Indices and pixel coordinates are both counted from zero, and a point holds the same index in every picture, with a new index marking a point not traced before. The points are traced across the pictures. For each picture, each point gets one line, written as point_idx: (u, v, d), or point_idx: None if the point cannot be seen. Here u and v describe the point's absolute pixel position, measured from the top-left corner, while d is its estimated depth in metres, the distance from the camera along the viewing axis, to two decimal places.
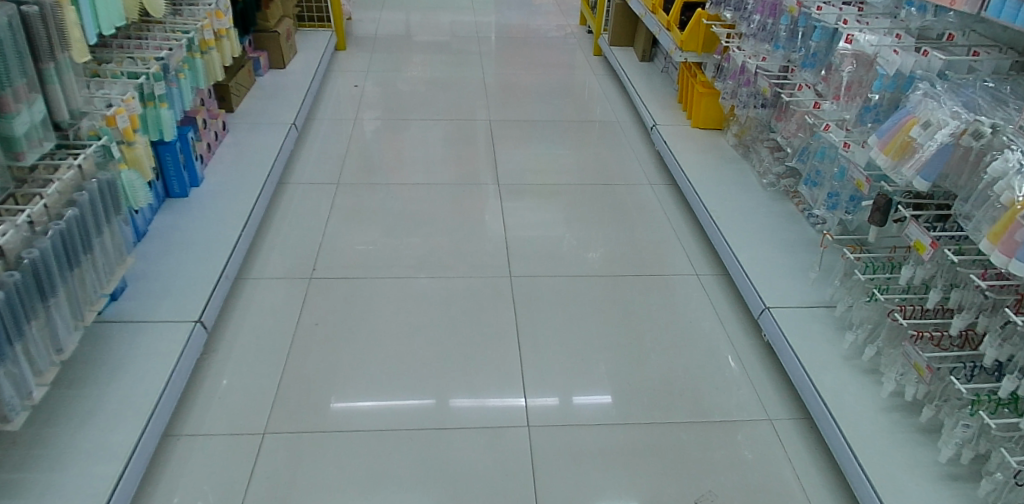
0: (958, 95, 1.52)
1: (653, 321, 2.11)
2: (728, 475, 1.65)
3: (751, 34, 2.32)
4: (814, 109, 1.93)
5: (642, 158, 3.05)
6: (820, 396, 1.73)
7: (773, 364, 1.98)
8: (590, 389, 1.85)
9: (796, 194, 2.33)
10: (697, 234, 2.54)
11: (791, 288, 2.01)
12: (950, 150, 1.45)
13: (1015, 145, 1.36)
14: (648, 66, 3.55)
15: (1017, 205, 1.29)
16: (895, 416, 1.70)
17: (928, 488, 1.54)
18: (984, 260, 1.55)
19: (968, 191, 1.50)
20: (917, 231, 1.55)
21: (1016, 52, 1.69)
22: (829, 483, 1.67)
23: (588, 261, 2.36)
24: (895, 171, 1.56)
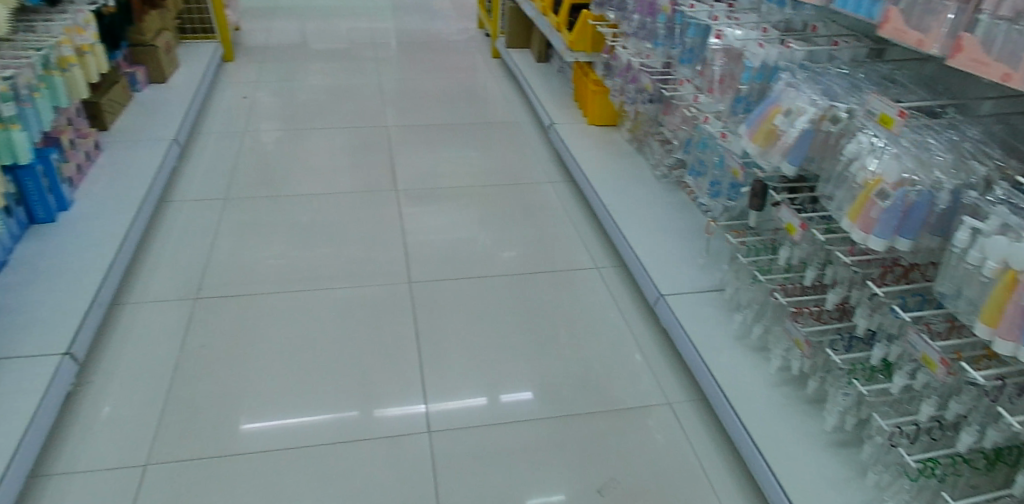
0: (817, 83, 1.61)
1: (552, 316, 2.14)
2: (630, 461, 1.70)
3: (633, 32, 2.39)
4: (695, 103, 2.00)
5: (542, 156, 3.09)
6: (714, 376, 1.81)
7: (670, 349, 2.05)
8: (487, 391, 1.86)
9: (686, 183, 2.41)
10: (597, 228, 2.59)
11: (683, 275, 2.08)
12: (811, 135, 1.54)
13: (869, 129, 1.47)
14: (545, 67, 3.60)
15: (871, 184, 1.40)
16: (783, 389, 1.79)
17: (816, 457, 1.63)
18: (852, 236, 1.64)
19: (830, 173, 1.62)
20: (788, 214, 1.65)
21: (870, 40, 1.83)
22: (726, 459, 1.75)
23: (500, 261, 2.39)
24: (763, 157, 1.64)
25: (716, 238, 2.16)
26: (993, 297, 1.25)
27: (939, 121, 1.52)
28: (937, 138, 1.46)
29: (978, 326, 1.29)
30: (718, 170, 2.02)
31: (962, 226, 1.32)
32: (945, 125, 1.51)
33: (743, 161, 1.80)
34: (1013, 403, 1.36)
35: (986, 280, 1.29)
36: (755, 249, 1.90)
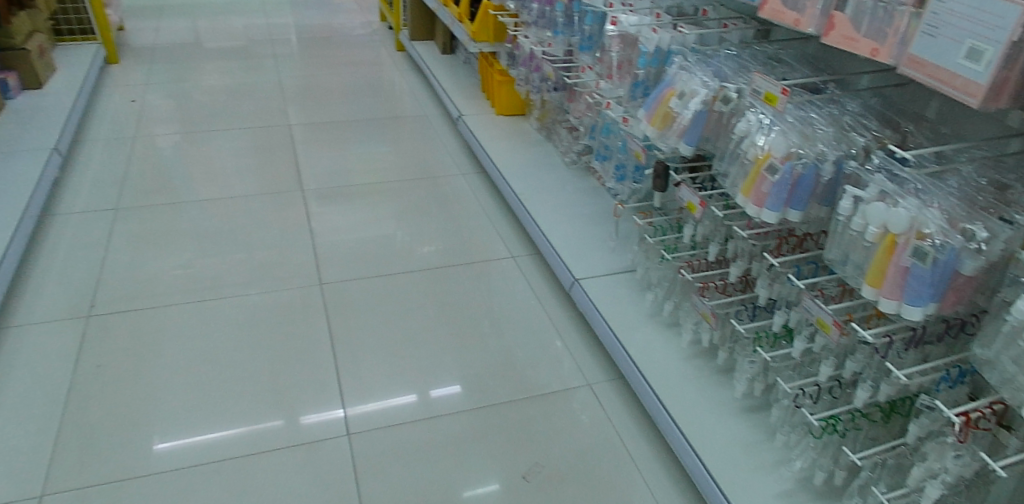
0: (707, 65, 1.68)
1: (468, 308, 2.16)
2: (553, 445, 1.75)
3: (533, 22, 2.40)
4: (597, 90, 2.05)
5: (452, 148, 3.09)
6: (630, 355, 1.86)
7: (587, 332, 2.10)
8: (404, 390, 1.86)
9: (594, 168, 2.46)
10: (510, 217, 2.62)
11: (595, 258, 2.13)
12: (705, 116, 1.61)
13: (757, 107, 1.53)
14: (450, 58, 3.59)
15: (761, 160, 1.47)
16: (696, 361, 1.86)
17: (729, 423, 1.72)
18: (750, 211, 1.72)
19: (723, 151, 1.67)
20: (689, 193, 1.71)
21: (756, 21, 1.92)
22: (645, 434, 1.82)
23: (413, 256, 2.38)
24: (662, 140, 1.70)
25: (625, 220, 2.22)
26: (876, 259, 1.34)
27: (821, 96, 1.61)
28: (819, 112, 1.54)
29: (865, 288, 1.37)
30: (622, 154, 2.06)
31: (844, 195, 1.40)
32: (826, 100, 1.59)
33: (644, 144, 1.84)
34: (900, 353, 1.47)
35: (869, 244, 1.37)
36: (662, 229, 1.96)
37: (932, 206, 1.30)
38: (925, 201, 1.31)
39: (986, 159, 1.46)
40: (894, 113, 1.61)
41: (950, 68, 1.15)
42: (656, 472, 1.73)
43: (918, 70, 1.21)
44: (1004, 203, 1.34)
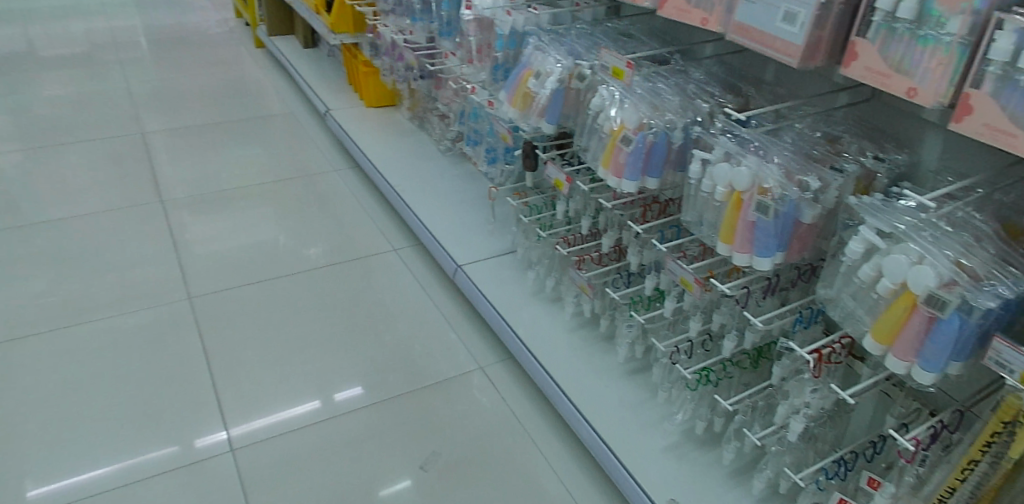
0: (561, 44, 1.71)
1: (353, 307, 2.18)
2: (450, 431, 1.80)
3: (391, 10, 2.41)
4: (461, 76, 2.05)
5: (323, 146, 3.05)
6: (517, 334, 1.91)
7: (474, 316, 2.16)
8: (294, 400, 1.84)
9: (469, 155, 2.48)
10: (388, 212, 2.64)
11: (475, 243, 2.16)
12: (562, 93, 1.65)
13: (609, 82, 1.59)
14: (313, 52, 3.53)
15: (616, 132, 1.53)
16: (580, 332, 1.94)
17: (615, 388, 1.81)
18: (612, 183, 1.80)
19: (582, 127, 1.71)
20: (554, 171, 1.77)
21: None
22: (539, 409, 1.90)
23: (294, 260, 2.37)
24: (525, 120, 1.74)
25: (499, 203, 2.27)
26: (726, 216, 1.42)
27: (668, 67, 1.68)
28: (666, 82, 1.62)
29: (719, 245, 1.45)
30: (490, 137, 2.09)
31: (694, 159, 1.47)
32: (671, 70, 1.67)
33: (510, 126, 1.87)
34: (758, 301, 1.56)
35: (719, 204, 1.45)
36: (536, 208, 2.01)
37: (772, 162, 1.39)
38: (765, 158, 1.40)
39: (818, 114, 1.58)
40: (734, 78, 1.71)
41: (769, 32, 1.26)
42: (552, 443, 1.81)
43: (744, 36, 1.31)
44: (833, 154, 1.46)
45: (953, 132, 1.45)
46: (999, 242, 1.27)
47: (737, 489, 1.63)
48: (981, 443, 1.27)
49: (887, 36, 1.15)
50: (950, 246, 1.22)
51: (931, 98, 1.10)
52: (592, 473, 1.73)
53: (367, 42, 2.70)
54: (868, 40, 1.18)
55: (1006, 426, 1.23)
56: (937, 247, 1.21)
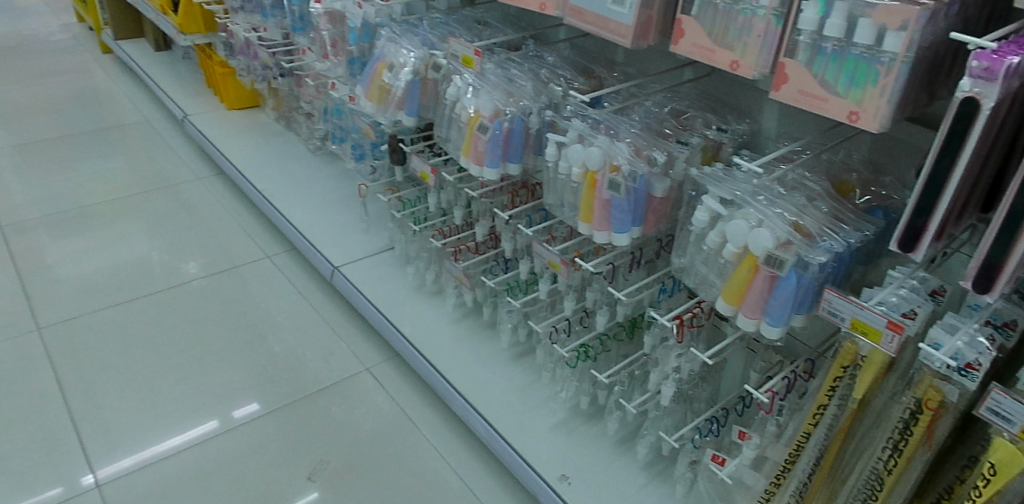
0: (414, 35, 1.70)
1: (231, 320, 2.19)
2: (336, 437, 1.83)
3: (239, 7, 2.46)
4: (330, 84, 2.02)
5: (186, 155, 3.01)
6: (397, 328, 1.96)
7: (355, 317, 2.24)
8: (173, 428, 1.82)
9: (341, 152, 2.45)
10: (262, 221, 2.66)
11: (351, 246, 2.24)
12: (418, 85, 1.64)
13: (461, 72, 1.58)
14: (167, 54, 3.54)
15: (473, 120, 1.53)
16: (462, 321, 2.03)
17: (499, 371, 1.90)
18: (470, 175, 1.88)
19: (440, 118, 1.69)
20: (421, 164, 1.78)
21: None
22: (427, 401, 1.97)
23: (162, 279, 2.34)
24: (383, 113, 1.72)
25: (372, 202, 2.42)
26: (583, 197, 1.46)
27: (521, 53, 1.72)
28: (520, 68, 1.64)
29: (580, 225, 1.48)
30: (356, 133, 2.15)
31: (549, 142, 1.50)
32: (525, 57, 1.70)
33: (371, 122, 1.91)
34: (625, 275, 1.63)
35: (576, 185, 1.49)
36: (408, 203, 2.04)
37: (622, 141, 1.44)
38: (616, 137, 1.45)
39: (666, 91, 1.64)
40: (585, 60, 1.75)
41: (602, 13, 1.30)
42: (444, 433, 1.87)
43: (580, 19, 1.35)
44: (682, 129, 1.52)
45: (784, 103, 1.56)
46: (830, 200, 1.36)
47: (622, 456, 1.73)
48: (825, 388, 1.31)
49: (709, 12, 1.21)
50: (784, 208, 1.30)
51: (750, 70, 1.16)
52: (484, 460, 1.81)
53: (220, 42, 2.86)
54: (692, 16, 1.23)
55: (846, 370, 1.28)
56: (773, 209, 1.28)
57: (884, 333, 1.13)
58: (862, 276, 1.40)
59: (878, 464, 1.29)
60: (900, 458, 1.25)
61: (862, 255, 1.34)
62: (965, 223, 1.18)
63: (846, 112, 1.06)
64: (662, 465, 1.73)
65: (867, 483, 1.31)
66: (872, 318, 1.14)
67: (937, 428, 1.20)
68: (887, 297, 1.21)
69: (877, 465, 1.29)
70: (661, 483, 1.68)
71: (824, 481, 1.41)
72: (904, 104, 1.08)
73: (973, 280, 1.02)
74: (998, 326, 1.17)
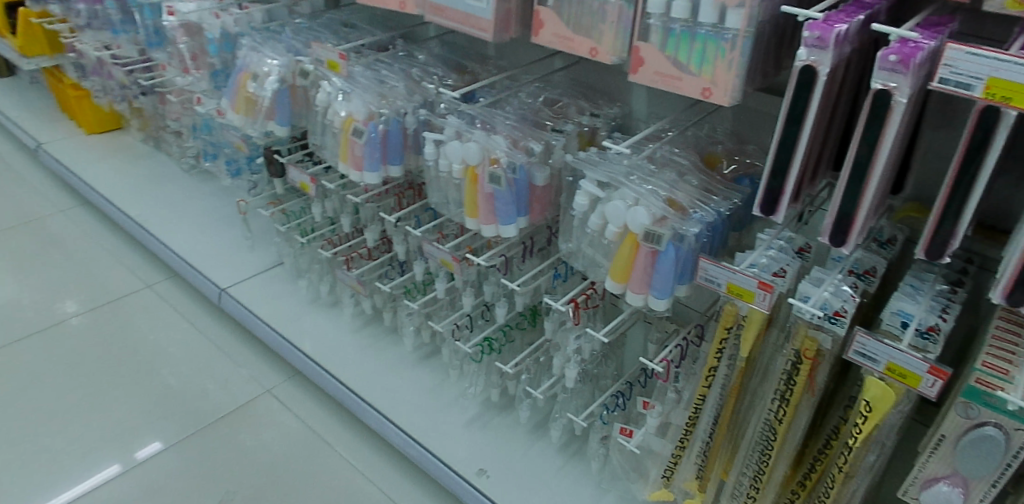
0: (277, 43, 1.79)
1: (116, 355, 2.07)
2: (243, 464, 1.77)
3: (86, 24, 2.47)
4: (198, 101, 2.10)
5: (44, 185, 2.82)
6: (294, 344, 2.00)
7: (251, 339, 2.19)
8: (60, 480, 1.71)
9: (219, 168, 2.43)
10: (138, 249, 2.54)
11: (235, 264, 2.29)
12: (286, 92, 1.73)
13: (331, 76, 1.65)
14: (12, 81, 3.33)
15: (348, 125, 1.56)
16: (361, 329, 2.08)
17: (403, 374, 1.93)
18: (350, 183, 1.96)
19: (315, 124, 1.76)
20: (299, 174, 1.93)
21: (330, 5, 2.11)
22: (336, 414, 1.95)
23: (29, 320, 2.18)
24: (252, 125, 1.79)
25: (254, 217, 2.46)
26: (467, 192, 1.46)
27: (390, 54, 1.77)
28: (390, 69, 1.69)
29: (467, 221, 1.49)
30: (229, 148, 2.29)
31: (427, 141, 1.50)
32: (395, 57, 1.77)
33: (241, 135, 2.05)
34: (519, 265, 1.67)
35: (459, 181, 1.50)
36: (290, 216, 2.16)
37: (498, 134, 1.45)
38: (492, 131, 1.47)
39: (538, 81, 1.70)
40: (459, 57, 1.82)
41: (462, 10, 1.32)
42: (356, 444, 1.86)
43: (442, 16, 1.37)
44: (558, 118, 1.56)
45: (637, 89, 1.69)
46: (700, 174, 1.43)
47: (537, 441, 1.78)
48: (714, 351, 1.36)
49: (565, 1, 1.23)
50: (656, 184, 1.35)
51: (610, 56, 1.21)
52: (402, 466, 1.80)
53: (67, 62, 2.80)
54: (550, 7, 1.25)
55: (730, 331, 1.33)
56: (646, 187, 1.33)
57: (756, 292, 1.20)
58: (737, 241, 1.49)
59: (770, 416, 1.35)
60: (788, 407, 1.30)
61: (734, 222, 1.41)
62: (819, 181, 1.26)
63: (702, 88, 1.10)
64: (577, 444, 1.78)
65: (762, 435, 1.37)
66: (745, 280, 1.21)
67: (816, 374, 1.27)
68: (758, 258, 1.28)
69: (769, 416, 1.35)
70: (578, 462, 1.73)
71: (725, 439, 1.47)
72: (754, 75, 1.15)
73: (830, 235, 1.08)
74: (861, 274, 1.24)
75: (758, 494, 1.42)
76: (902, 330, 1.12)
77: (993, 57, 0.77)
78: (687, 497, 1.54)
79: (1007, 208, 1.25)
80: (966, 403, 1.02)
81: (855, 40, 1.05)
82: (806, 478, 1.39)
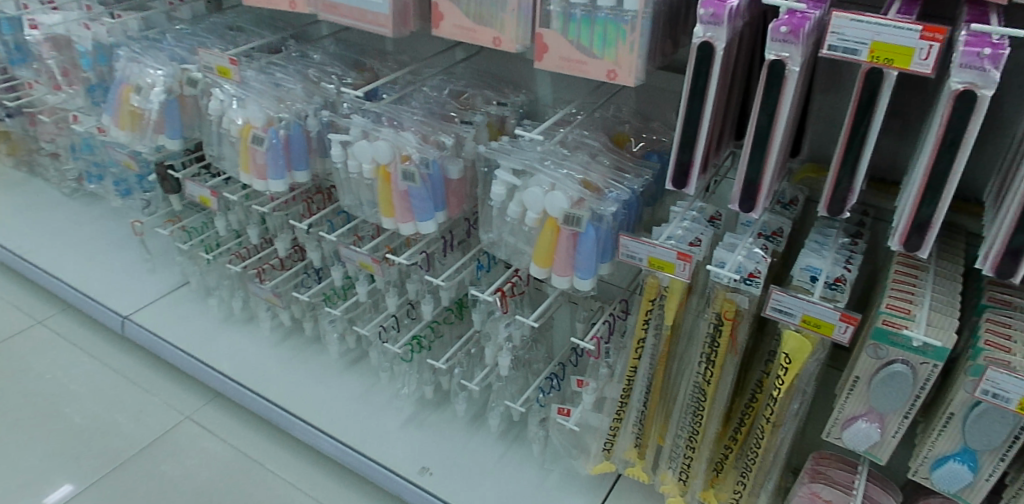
0: (158, 52, 1.69)
1: (11, 399, 1.92)
2: (169, 497, 1.68)
3: None
4: (75, 121, 2.05)
5: None
6: (212, 366, 1.92)
7: (163, 365, 2.07)
8: None
9: (106, 189, 2.29)
10: (23, 283, 2.35)
11: (135, 290, 2.17)
12: (175, 103, 1.65)
13: (222, 83, 1.58)
14: None
15: (247, 132, 1.50)
16: (282, 343, 2.02)
17: (332, 383, 1.89)
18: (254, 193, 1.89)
19: (209, 134, 1.68)
20: (198, 188, 1.84)
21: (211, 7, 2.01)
22: (265, 432, 1.88)
23: None
24: (140, 139, 1.72)
25: (151, 238, 2.33)
26: (380, 192, 1.43)
27: (283, 55, 1.71)
28: (285, 71, 1.64)
29: (383, 221, 1.46)
30: (115, 168, 2.17)
31: (333, 143, 1.46)
32: (288, 58, 1.70)
33: (129, 151, 1.99)
34: (440, 260, 1.67)
35: (371, 181, 1.47)
36: (191, 233, 2.07)
37: (406, 131, 1.43)
38: (400, 128, 1.45)
39: (442, 73, 1.68)
40: (356, 54, 1.78)
41: (357, 6, 1.28)
42: (290, 460, 1.80)
43: (336, 14, 1.32)
44: (465, 109, 1.55)
45: (540, 74, 1.70)
46: (610, 153, 1.46)
47: (476, 432, 1.78)
48: (641, 322, 1.40)
49: None
50: (571, 168, 1.37)
51: (513, 44, 1.20)
52: (341, 475, 1.77)
53: None
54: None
55: (654, 302, 1.37)
56: (562, 171, 1.35)
57: (676, 263, 1.24)
58: (652, 215, 1.54)
59: (698, 378, 1.40)
60: (714, 368, 1.36)
61: (647, 198, 1.45)
62: (724, 151, 1.31)
63: (606, 71, 1.13)
64: (517, 430, 1.80)
65: (693, 396, 1.43)
66: (664, 253, 1.25)
67: (737, 333, 1.33)
68: (674, 230, 1.32)
69: (698, 378, 1.40)
70: (518, 447, 1.75)
71: (659, 405, 1.52)
72: (654, 54, 1.18)
73: (739, 201, 1.13)
74: (769, 236, 1.31)
75: (694, 453, 1.48)
76: (812, 284, 1.19)
77: (874, 21, 0.83)
78: (628, 466, 1.60)
79: (893, 160, 1.34)
80: (875, 345, 1.10)
81: (746, 14, 1.10)
82: (736, 432, 1.46)
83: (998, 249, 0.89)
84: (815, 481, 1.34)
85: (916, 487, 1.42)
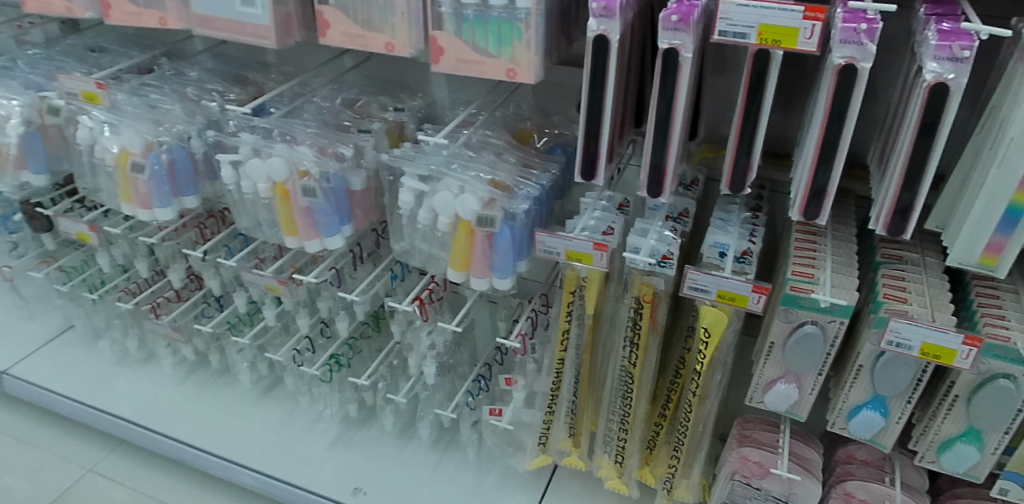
0: (11, 81, 1.55)
1: None
2: None
3: None
4: None
5: None
6: (111, 413, 1.78)
7: (53, 418, 1.89)
8: None
9: None
10: None
11: (12, 341, 1.97)
12: (36, 134, 1.51)
13: (89, 108, 1.46)
14: None
15: (122, 159, 1.39)
16: (187, 379, 1.89)
17: (248, 414, 1.79)
18: (138, 224, 1.76)
19: (79, 165, 1.55)
20: (73, 225, 1.69)
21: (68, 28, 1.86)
22: (178, 474, 1.75)
23: None
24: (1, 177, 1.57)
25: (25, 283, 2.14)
26: (280, 211, 1.37)
27: (156, 74, 1.60)
28: (160, 92, 1.52)
29: (286, 241, 1.39)
30: None
31: (222, 164, 1.37)
32: (162, 77, 1.59)
33: None
34: (351, 274, 1.61)
35: (269, 200, 1.40)
36: (71, 274, 1.90)
37: (302, 145, 1.37)
38: (294, 143, 1.38)
39: (332, 83, 1.62)
40: (236, 68, 1.69)
41: (235, 19, 1.21)
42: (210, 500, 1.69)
43: (212, 28, 1.24)
44: (362, 118, 1.50)
45: (433, 76, 1.68)
46: (515, 151, 1.45)
47: (407, 444, 1.74)
48: (564, 315, 1.41)
49: None
50: (478, 169, 1.36)
51: (407, 48, 1.17)
52: None
53: None
54: (333, 6, 1.19)
55: (574, 294, 1.38)
56: (469, 173, 1.34)
57: (593, 254, 1.26)
58: (562, 208, 1.55)
59: (624, 362, 1.42)
60: (638, 350, 1.38)
61: (556, 191, 1.45)
62: (626, 139, 1.34)
63: (504, 69, 1.12)
64: (448, 436, 1.77)
65: (621, 380, 1.45)
66: (581, 245, 1.26)
67: (656, 314, 1.36)
68: (587, 221, 1.33)
69: (624, 362, 1.42)
70: (452, 453, 1.72)
71: (589, 393, 1.54)
72: (550, 50, 1.18)
73: (647, 187, 1.15)
74: (676, 218, 1.35)
75: (627, 435, 1.51)
76: (721, 259, 1.24)
77: (759, 5, 0.87)
78: (564, 456, 1.61)
79: (783, 134, 1.41)
80: (786, 309, 1.16)
81: (635, 6, 1.12)
82: (664, 408, 1.50)
83: (889, 209, 0.95)
84: (743, 444, 1.39)
85: (832, 438, 1.51)
